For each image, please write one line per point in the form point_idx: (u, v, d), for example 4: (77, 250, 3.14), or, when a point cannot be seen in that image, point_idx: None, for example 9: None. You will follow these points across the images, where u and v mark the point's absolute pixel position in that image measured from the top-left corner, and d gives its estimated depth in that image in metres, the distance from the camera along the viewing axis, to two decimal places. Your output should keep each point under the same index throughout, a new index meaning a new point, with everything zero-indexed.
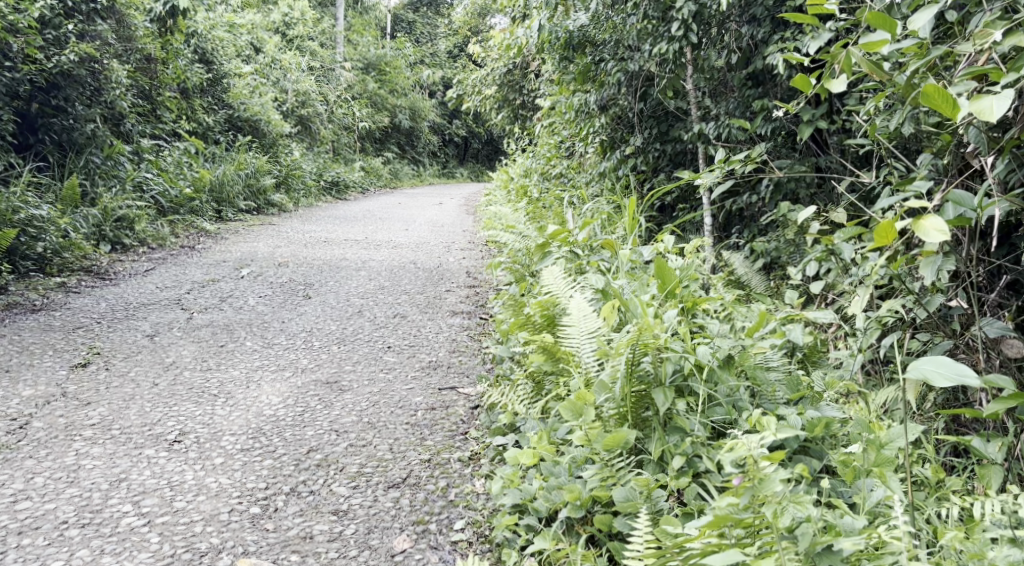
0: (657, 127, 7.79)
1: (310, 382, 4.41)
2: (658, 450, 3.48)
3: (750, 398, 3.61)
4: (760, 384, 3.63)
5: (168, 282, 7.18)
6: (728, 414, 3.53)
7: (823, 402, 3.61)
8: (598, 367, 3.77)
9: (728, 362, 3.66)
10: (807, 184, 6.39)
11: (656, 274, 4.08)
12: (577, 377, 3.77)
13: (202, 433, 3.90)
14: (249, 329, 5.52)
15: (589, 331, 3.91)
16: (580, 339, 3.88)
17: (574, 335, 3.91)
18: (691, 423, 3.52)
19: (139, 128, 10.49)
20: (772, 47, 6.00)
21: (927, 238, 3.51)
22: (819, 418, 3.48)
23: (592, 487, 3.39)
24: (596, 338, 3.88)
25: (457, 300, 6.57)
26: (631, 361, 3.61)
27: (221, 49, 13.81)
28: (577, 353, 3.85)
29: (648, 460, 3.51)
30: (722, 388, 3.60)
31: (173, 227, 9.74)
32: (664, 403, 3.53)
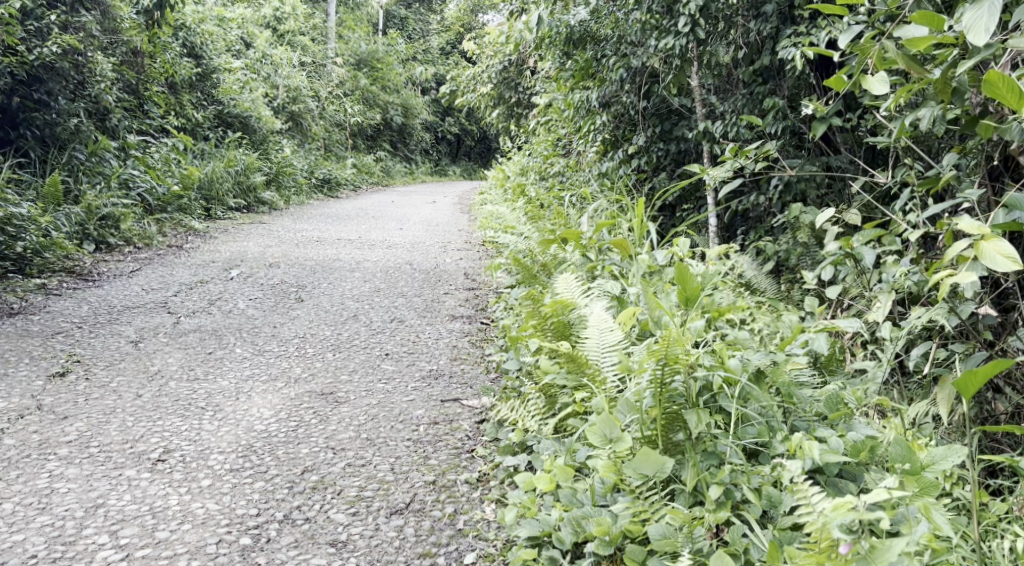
0: (660, 125, 7.55)
1: (304, 394, 4.15)
2: (693, 480, 3.24)
3: (784, 417, 3.43)
4: (796, 402, 3.46)
5: (155, 283, 6.92)
6: (760, 435, 3.34)
7: (859, 422, 3.43)
8: (620, 383, 3.58)
9: (758, 376, 3.48)
10: (817, 185, 6.15)
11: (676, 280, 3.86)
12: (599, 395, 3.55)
13: (189, 450, 3.64)
14: (239, 335, 5.26)
15: (609, 345, 3.71)
16: (601, 352, 3.69)
17: (595, 348, 3.72)
18: (725, 446, 3.31)
19: (125, 123, 10.21)
20: (786, 39, 5.77)
21: (996, 265, 3.29)
22: (864, 443, 3.28)
23: (622, 521, 3.15)
24: (617, 350, 3.70)
25: (456, 304, 6.32)
26: (660, 379, 3.37)
27: (210, 43, 13.55)
28: (599, 368, 3.66)
29: (680, 490, 3.27)
30: (755, 405, 3.40)
31: (160, 225, 9.48)
32: (698, 426, 3.29)
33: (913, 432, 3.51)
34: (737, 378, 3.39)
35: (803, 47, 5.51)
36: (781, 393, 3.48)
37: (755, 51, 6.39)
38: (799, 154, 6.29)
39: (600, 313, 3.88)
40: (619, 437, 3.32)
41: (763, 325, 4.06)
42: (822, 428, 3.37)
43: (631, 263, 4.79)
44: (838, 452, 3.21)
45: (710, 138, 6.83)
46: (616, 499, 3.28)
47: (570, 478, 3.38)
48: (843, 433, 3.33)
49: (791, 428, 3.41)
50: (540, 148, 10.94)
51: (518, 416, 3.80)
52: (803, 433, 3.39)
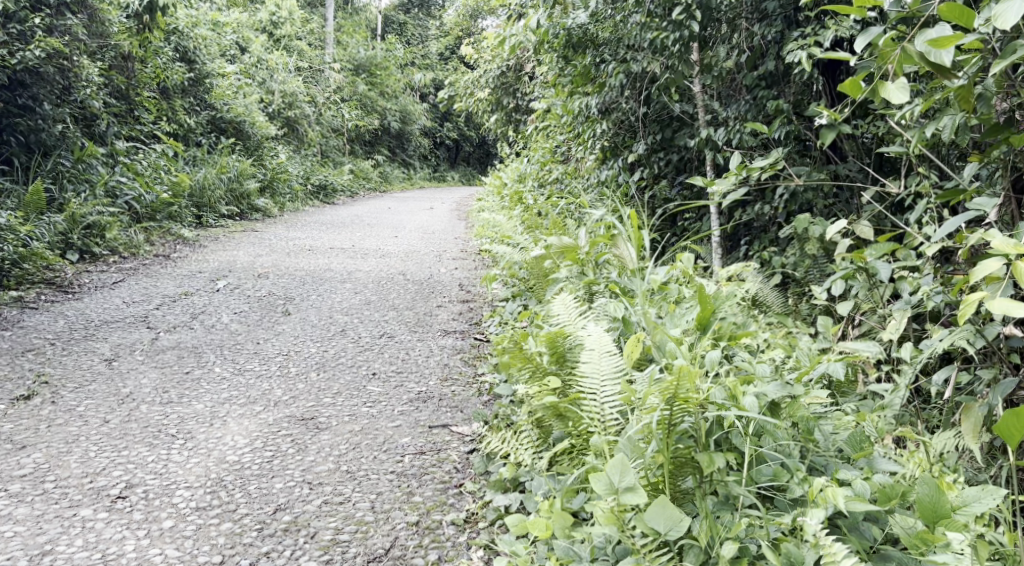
0: (661, 132, 7.29)
1: (282, 419, 3.89)
2: (705, 534, 3.00)
3: (802, 455, 3.21)
4: (814, 438, 3.26)
5: (137, 296, 6.67)
6: (777, 478, 3.12)
7: (880, 456, 3.24)
8: (621, 419, 3.36)
9: (772, 410, 3.28)
10: (825, 194, 5.91)
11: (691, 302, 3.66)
12: (600, 433, 3.32)
13: (153, 485, 3.39)
14: (220, 353, 5.01)
15: (609, 370, 3.48)
16: (598, 380, 3.44)
17: (588, 370, 3.50)
18: (740, 493, 3.09)
19: (113, 129, 9.96)
20: (794, 43, 5.42)
21: None
22: (891, 485, 3.08)
23: None
24: (616, 378, 3.46)
25: (449, 319, 6.07)
26: (666, 420, 3.16)
27: (204, 47, 13.30)
28: (597, 399, 3.41)
29: (689, 545, 3.03)
30: (770, 444, 3.20)
31: (148, 233, 9.23)
32: (710, 472, 3.08)
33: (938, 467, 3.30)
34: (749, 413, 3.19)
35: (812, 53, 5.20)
36: (800, 430, 3.28)
37: (759, 55, 6.12)
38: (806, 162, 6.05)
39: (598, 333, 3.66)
40: (628, 487, 3.05)
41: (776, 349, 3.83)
42: (846, 470, 3.16)
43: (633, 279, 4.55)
44: (863, 497, 3.00)
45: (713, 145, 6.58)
46: (617, 553, 3.03)
47: (565, 524, 3.16)
48: (868, 476, 3.11)
49: (809, 466, 3.19)
50: (538, 154, 10.70)
51: (512, 449, 3.57)
52: (824, 474, 3.16)
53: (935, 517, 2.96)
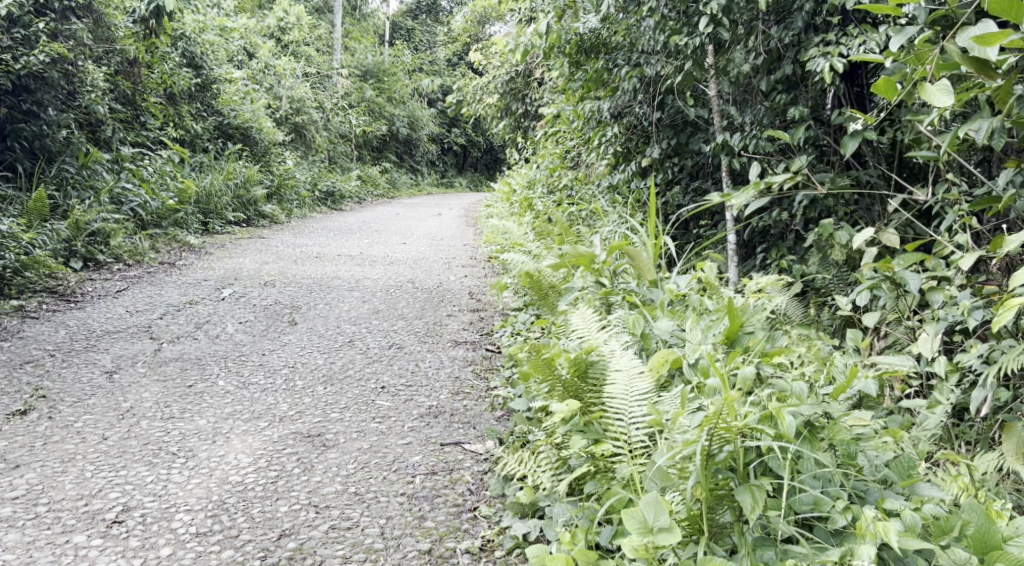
0: (675, 138, 7.04)
1: (288, 435, 3.75)
2: None
3: (843, 482, 3.10)
4: (855, 463, 3.14)
5: (141, 304, 6.53)
6: (818, 507, 3.03)
7: (925, 481, 3.12)
8: (648, 443, 3.29)
9: (810, 434, 3.18)
10: (846, 202, 5.77)
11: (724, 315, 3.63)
12: (629, 461, 3.22)
13: (151, 509, 3.24)
14: (224, 364, 4.86)
15: (643, 395, 3.42)
16: (630, 400, 3.40)
17: (620, 394, 3.43)
18: (780, 525, 2.99)
19: (119, 135, 9.83)
20: (813, 50, 5.40)
21: None
22: (940, 515, 2.97)
23: None
24: (646, 398, 3.42)
25: (459, 328, 5.92)
26: (706, 449, 3.09)
27: (212, 53, 13.16)
28: (628, 424, 3.34)
29: None
30: (810, 471, 3.09)
31: (154, 241, 9.09)
32: (751, 505, 2.98)
33: (984, 492, 3.20)
34: (789, 439, 3.09)
35: (832, 60, 5.19)
36: (840, 453, 3.18)
37: (776, 59, 5.96)
38: (826, 168, 5.92)
39: (629, 357, 3.59)
40: (663, 528, 2.94)
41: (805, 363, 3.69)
42: (892, 499, 3.06)
43: (654, 290, 4.40)
44: (915, 530, 2.91)
45: (729, 151, 6.42)
46: None
47: (590, 558, 3.01)
48: (918, 507, 3.01)
49: (850, 493, 3.09)
50: (548, 160, 10.56)
51: (530, 470, 3.43)
52: (868, 502, 3.06)
53: (988, 549, 2.85)
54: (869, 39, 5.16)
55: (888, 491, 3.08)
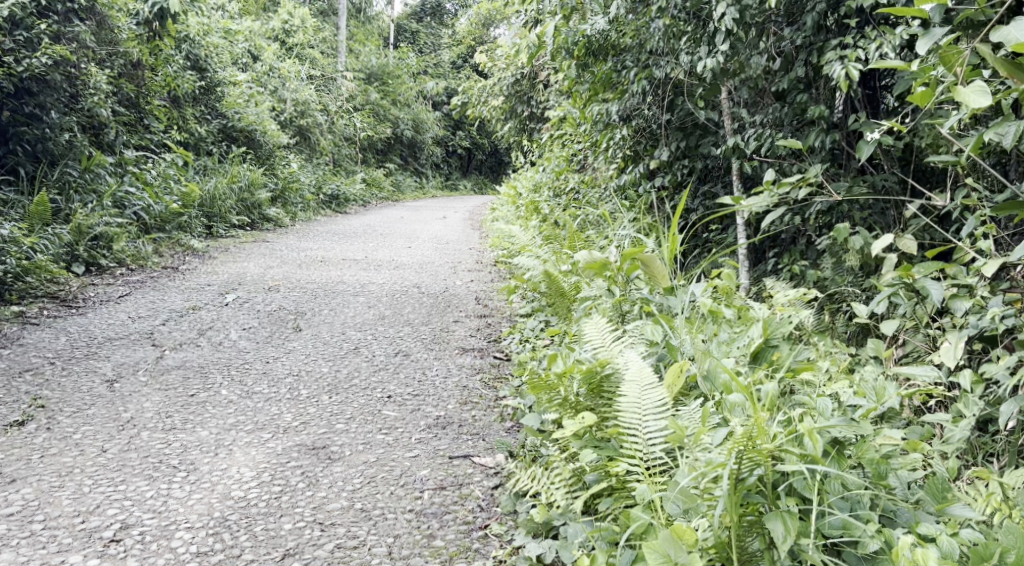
0: (686, 140, 6.94)
1: (292, 447, 3.65)
2: None
3: (874, 504, 3.04)
4: (886, 485, 3.07)
5: (143, 310, 6.44)
6: (848, 530, 2.96)
7: (958, 503, 3.06)
8: (667, 461, 3.21)
9: (839, 453, 3.11)
10: (860, 208, 5.68)
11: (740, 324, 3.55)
12: (650, 480, 3.13)
13: (151, 526, 3.15)
14: (227, 373, 4.76)
15: (654, 405, 3.32)
16: (644, 413, 3.31)
17: (633, 407, 3.33)
18: (810, 550, 2.92)
19: (122, 138, 9.74)
20: (829, 54, 5.31)
21: None
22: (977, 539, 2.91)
23: None
24: (659, 409, 3.32)
25: (466, 335, 5.82)
26: (734, 472, 3.00)
27: (215, 55, 13.07)
28: (643, 441, 3.25)
29: None
30: (840, 493, 3.02)
31: (157, 245, 9.01)
32: (781, 531, 2.90)
33: (1019, 510, 3.14)
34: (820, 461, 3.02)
35: (849, 64, 5.10)
36: (869, 473, 3.11)
37: (788, 62, 5.86)
38: (839, 173, 5.81)
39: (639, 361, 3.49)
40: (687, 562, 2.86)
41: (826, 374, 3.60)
42: (927, 522, 3.00)
43: (667, 299, 4.30)
44: (954, 556, 2.86)
45: (740, 156, 6.30)
46: None
47: None
48: (956, 531, 2.96)
49: (880, 515, 3.02)
50: (554, 163, 10.46)
51: (543, 487, 3.34)
52: (901, 525, 3.00)
53: None
54: (884, 42, 5.06)
55: (922, 514, 3.03)
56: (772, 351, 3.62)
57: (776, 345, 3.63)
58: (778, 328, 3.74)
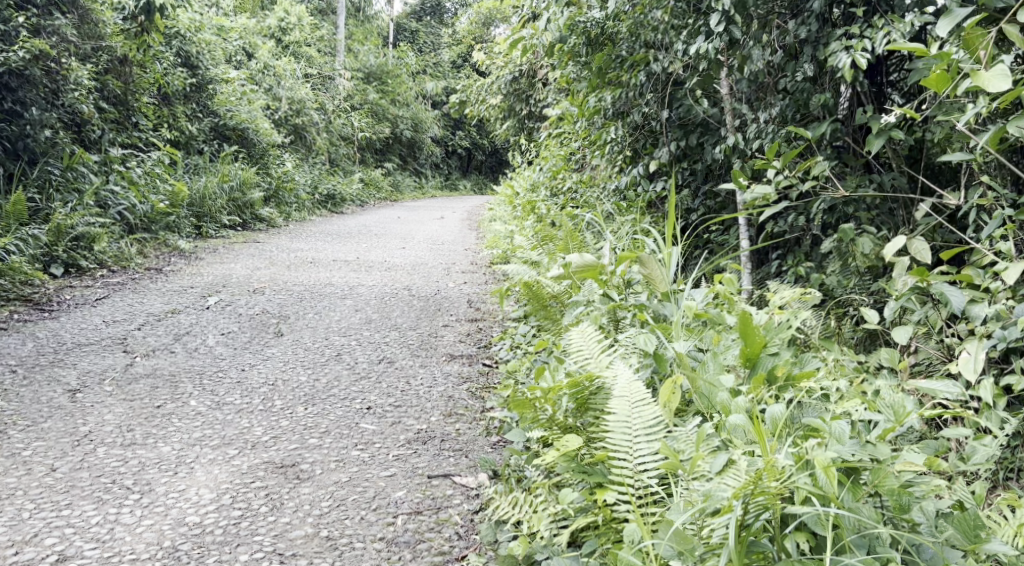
0: (686, 138, 6.59)
1: (258, 466, 3.43)
2: None
3: (896, 540, 2.78)
4: (909, 519, 2.81)
5: (119, 314, 6.19)
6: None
7: (992, 537, 2.79)
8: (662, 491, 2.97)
9: (852, 483, 2.86)
10: (868, 207, 5.43)
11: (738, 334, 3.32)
12: (641, 514, 2.89)
13: (91, 558, 2.94)
14: (198, 381, 4.49)
15: (642, 423, 3.10)
16: (633, 432, 3.09)
17: (622, 428, 3.10)
18: None
19: (108, 136, 9.47)
20: (835, 44, 5.06)
21: None
22: None
23: None
24: (650, 429, 3.10)
25: (455, 340, 5.55)
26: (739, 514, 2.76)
27: (208, 52, 12.79)
28: (634, 468, 3.02)
29: None
30: (858, 529, 2.77)
31: (142, 246, 8.74)
32: None
33: None
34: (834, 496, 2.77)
35: (854, 53, 4.85)
36: (888, 504, 2.85)
37: (792, 52, 5.57)
38: (846, 171, 5.55)
39: (628, 375, 3.26)
40: None
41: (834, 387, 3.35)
42: (956, 562, 2.73)
43: (663, 303, 4.04)
44: None
45: (741, 152, 6.02)
46: None
47: None
48: None
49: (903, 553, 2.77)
50: (551, 163, 10.20)
51: (524, 515, 3.10)
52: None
53: None
54: (893, 31, 4.77)
55: (950, 552, 2.76)
56: (776, 362, 3.38)
57: (780, 356, 3.39)
58: (779, 334, 3.50)
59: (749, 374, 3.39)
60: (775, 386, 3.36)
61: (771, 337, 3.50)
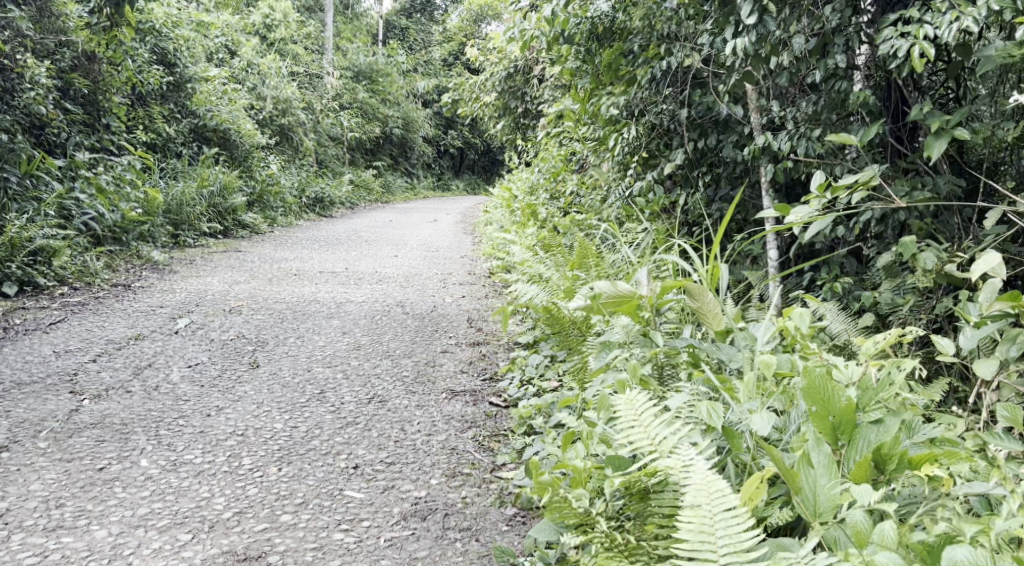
0: (705, 139, 5.81)
1: (217, 556, 2.93)
2: None
3: None
4: None
5: (75, 341, 5.48)
6: None
7: None
8: None
9: None
10: (921, 215, 4.69)
11: (810, 400, 2.91)
12: None
13: None
14: (154, 431, 3.80)
15: (729, 540, 2.58)
16: (714, 550, 2.57)
17: (699, 548, 2.58)
18: None
19: (75, 139, 8.77)
20: (887, 30, 4.27)
21: None
22: None
23: None
24: (739, 553, 2.57)
25: (455, 370, 4.86)
26: None
27: (187, 49, 12.02)
28: None
29: None
30: None
31: (110, 258, 7.98)
32: None
33: None
34: None
35: (913, 41, 4.10)
36: None
37: (827, 40, 4.78)
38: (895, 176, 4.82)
39: (703, 469, 2.74)
40: None
41: (967, 470, 2.83)
42: None
43: (724, 350, 3.46)
44: None
45: (771, 154, 5.27)
46: None
47: None
48: None
49: None
50: (550, 164, 9.52)
51: None
52: None
53: None
54: (963, 19, 3.97)
55: None
56: (882, 435, 2.88)
57: (886, 428, 2.88)
58: (881, 396, 3.03)
59: (851, 454, 2.90)
60: (886, 469, 2.84)
61: (871, 400, 3.01)
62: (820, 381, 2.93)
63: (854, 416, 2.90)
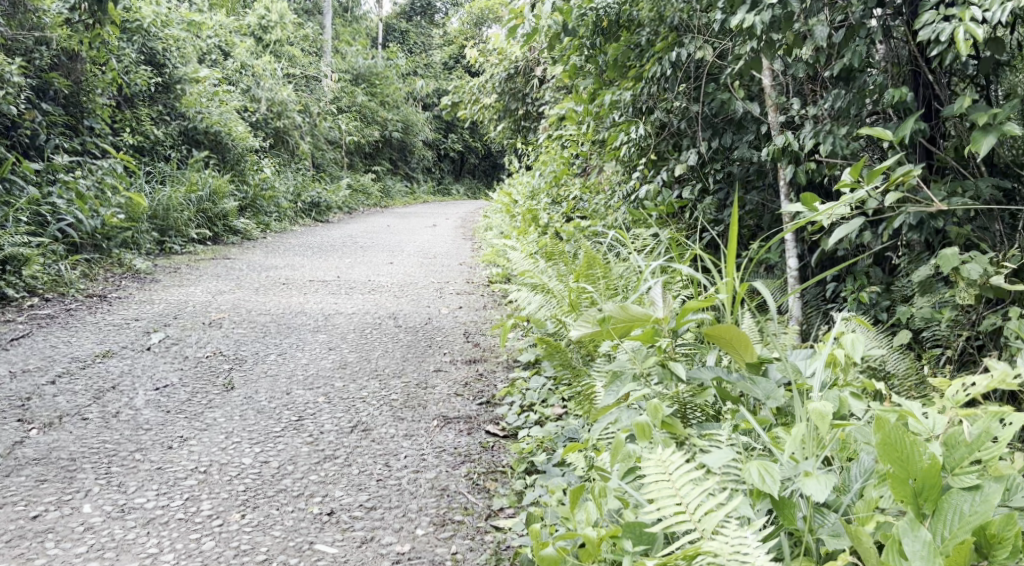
0: (718, 139, 5.35)
1: None
2: None
3: None
4: None
5: (36, 359, 5.03)
6: None
7: None
8: None
9: None
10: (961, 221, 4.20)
11: (887, 459, 2.51)
12: None
13: None
14: (107, 470, 3.35)
15: None
16: None
17: None
18: None
19: (54, 141, 8.33)
20: (929, 13, 3.80)
21: None
22: None
23: None
24: None
25: (449, 392, 4.41)
26: None
27: (177, 49, 11.56)
28: None
29: None
30: None
31: (88, 267, 7.53)
32: None
33: None
34: None
35: (960, 23, 3.60)
36: None
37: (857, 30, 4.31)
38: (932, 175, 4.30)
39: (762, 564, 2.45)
40: None
41: None
42: None
43: (761, 387, 3.06)
44: None
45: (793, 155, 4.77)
46: None
47: None
48: None
49: None
50: (551, 167, 9.06)
51: None
52: None
53: None
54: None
55: None
56: (978, 506, 2.46)
57: (986, 500, 2.46)
58: (974, 454, 2.60)
59: (938, 528, 2.48)
60: (994, 554, 2.42)
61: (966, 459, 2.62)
62: (897, 439, 2.52)
63: (939, 480, 2.49)
